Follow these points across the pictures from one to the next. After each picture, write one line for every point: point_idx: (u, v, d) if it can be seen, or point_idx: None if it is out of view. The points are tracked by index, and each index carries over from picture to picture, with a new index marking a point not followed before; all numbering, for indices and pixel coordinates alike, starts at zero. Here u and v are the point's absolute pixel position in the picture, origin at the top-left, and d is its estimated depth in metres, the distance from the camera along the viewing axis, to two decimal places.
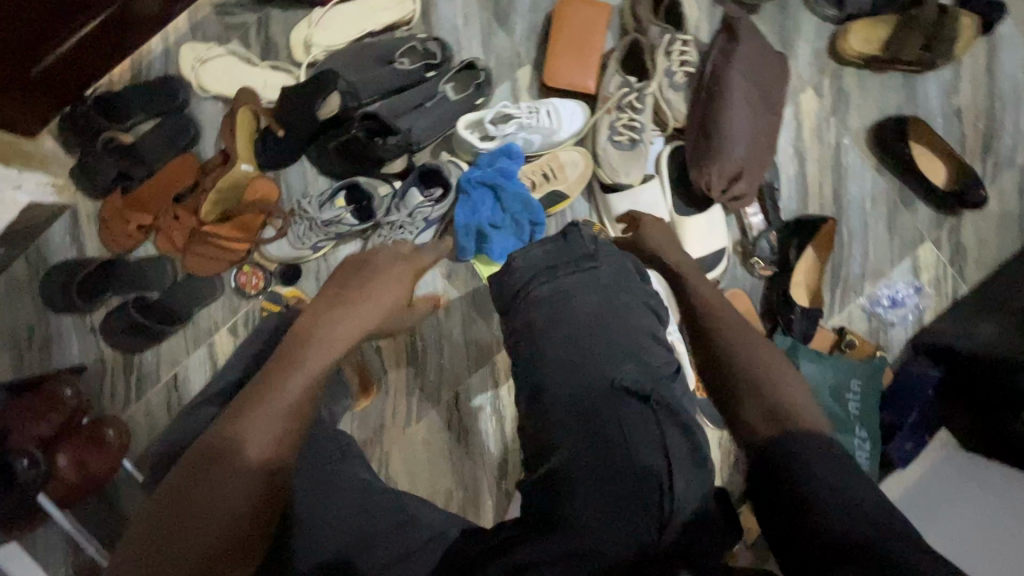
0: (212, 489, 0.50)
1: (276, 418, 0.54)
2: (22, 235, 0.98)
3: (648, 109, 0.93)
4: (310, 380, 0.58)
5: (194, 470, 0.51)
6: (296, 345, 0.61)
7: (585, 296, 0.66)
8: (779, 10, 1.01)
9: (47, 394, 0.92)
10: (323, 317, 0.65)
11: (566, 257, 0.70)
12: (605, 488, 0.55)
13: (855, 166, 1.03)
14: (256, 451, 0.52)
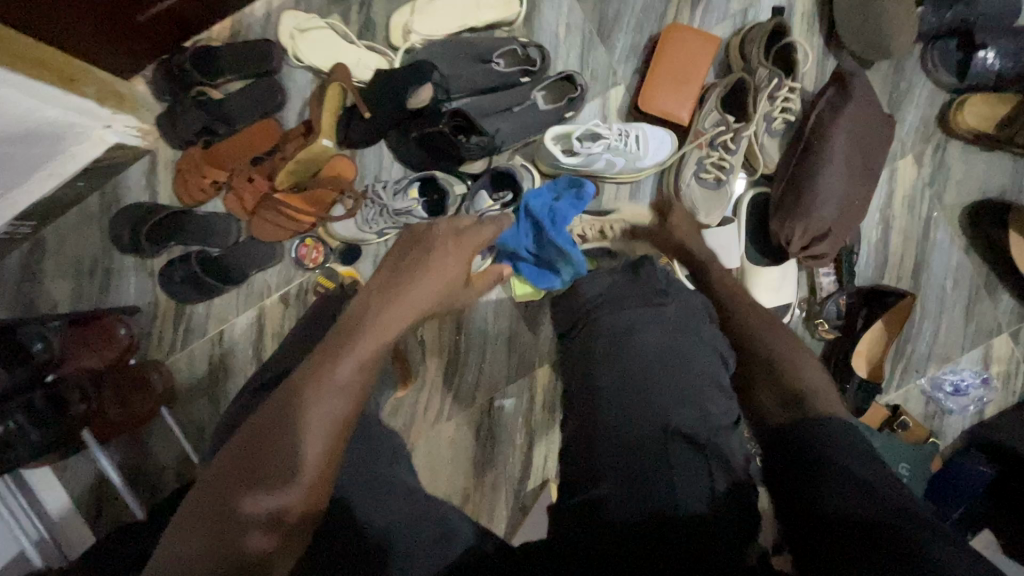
0: (266, 462, 0.49)
1: (307, 443, 0.50)
2: (103, 171, 1.00)
3: (741, 151, 0.90)
4: (346, 399, 0.51)
5: (286, 399, 0.52)
6: (334, 341, 0.55)
7: (647, 332, 0.64)
8: (893, 70, 0.96)
9: (104, 327, 0.94)
10: (372, 310, 0.57)
11: (634, 291, 0.68)
12: (648, 526, 0.52)
13: (942, 244, 0.99)
14: (284, 480, 0.48)
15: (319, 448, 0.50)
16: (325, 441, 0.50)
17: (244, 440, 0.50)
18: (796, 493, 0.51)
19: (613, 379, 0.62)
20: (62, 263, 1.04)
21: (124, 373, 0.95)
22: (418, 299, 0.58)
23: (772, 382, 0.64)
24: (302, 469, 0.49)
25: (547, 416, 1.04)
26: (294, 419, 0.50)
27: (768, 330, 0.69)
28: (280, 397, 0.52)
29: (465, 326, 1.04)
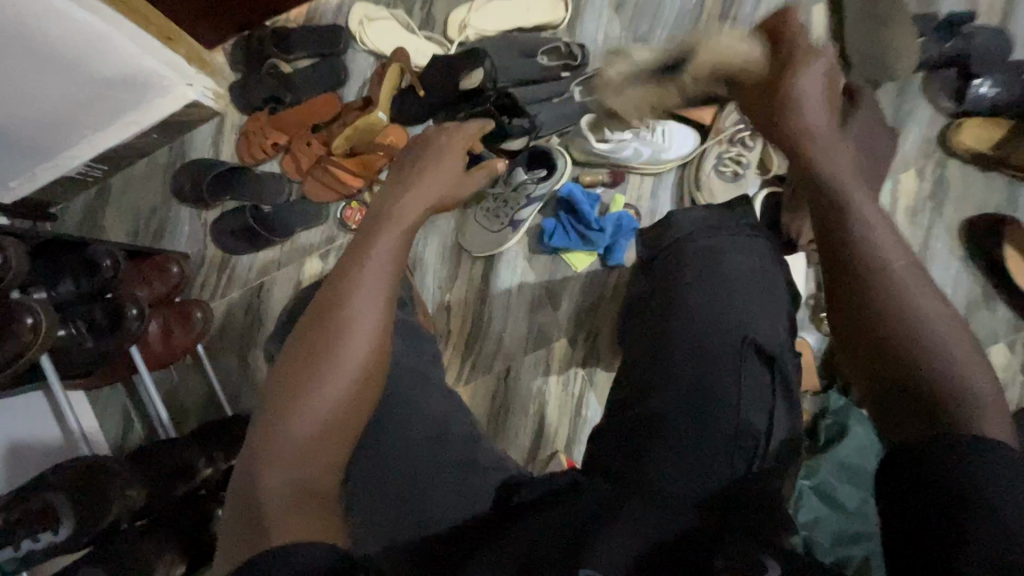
0: (312, 371, 0.51)
1: (354, 339, 0.53)
2: (176, 127, 1.10)
3: (758, 149, 1.02)
4: (382, 303, 0.55)
5: (324, 316, 0.54)
6: (362, 242, 0.60)
7: (735, 256, 0.73)
8: (896, 94, 1.07)
9: (158, 262, 1.00)
10: (393, 198, 0.64)
11: (728, 222, 0.76)
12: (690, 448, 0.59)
13: (941, 253, 1.06)
14: (338, 379, 0.51)
15: (368, 347, 0.53)
16: (365, 346, 0.53)
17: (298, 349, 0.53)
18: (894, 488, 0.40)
19: (702, 293, 0.71)
20: (123, 207, 1.12)
21: (170, 307, 1.01)
22: (432, 187, 0.65)
23: (891, 345, 0.47)
24: (353, 366, 0.52)
25: (562, 389, 1.08)
26: (337, 331, 0.53)
27: (891, 269, 0.50)
28: (326, 299, 0.55)
29: (490, 296, 1.10)
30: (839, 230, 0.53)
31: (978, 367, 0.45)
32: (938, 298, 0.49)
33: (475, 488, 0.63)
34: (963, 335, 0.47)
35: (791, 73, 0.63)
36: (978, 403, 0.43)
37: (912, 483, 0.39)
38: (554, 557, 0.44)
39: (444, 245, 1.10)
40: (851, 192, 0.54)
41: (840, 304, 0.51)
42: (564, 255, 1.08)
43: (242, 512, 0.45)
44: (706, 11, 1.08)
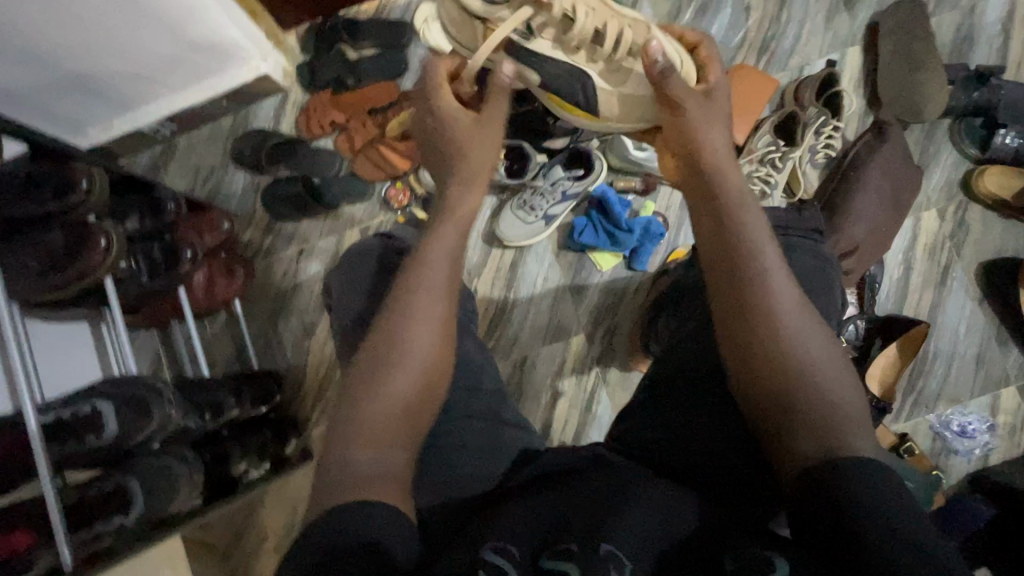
0: (397, 342, 0.55)
1: (422, 337, 0.56)
2: (244, 98, 1.18)
3: (786, 171, 1.06)
4: (449, 275, 0.59)
5: (403, 293, 0.58)
6: (425, 242, 0.61)
7: (807, 254, 0.72)
8: (923, 136, 1.12)
9: (210, 218, 1.03)
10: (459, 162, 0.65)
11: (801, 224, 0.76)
12: (714, 435, 0.59)
13: (958, 291, 1.09)
14: (413, 350, 0.55)
15: (434, 343, 0.56)
16: (440, 315, 0.57)
17: (381, 326, 0.57)
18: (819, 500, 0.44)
19: None
20: (184, 165, 1.20)
21: (218, 259, 1.07)
22: (477, 165, 0.65)
23: (748, 369, 0.54)
24: (422, 361, 0.55)
25: (576, 383, 1.11)
26: (414, 303, 0.57)
27: (782, 306, 0.54)
28: (395, 298, 0.58)
29: (515, 286, 1.14)
30: (741, 273, 0.56)
31: (850, 389, 0.52)
32: (818, 328, 0.54)
33: (500, 463, 0.61)
34: (837, 362, 0.53)
35: (701, 131, 0.65)
36: (845, 423, 0.49)
37: (812, 497, 0.45)
38: (574, 523, 0.45)
39: (478, 233, 1.15)
40: (753, 236, 0.58)
41: (732, 341, 0.56)
42: (591, 254, 1.13)
43: (331, 484, 0.48)
44: (748, 41, 1.15)
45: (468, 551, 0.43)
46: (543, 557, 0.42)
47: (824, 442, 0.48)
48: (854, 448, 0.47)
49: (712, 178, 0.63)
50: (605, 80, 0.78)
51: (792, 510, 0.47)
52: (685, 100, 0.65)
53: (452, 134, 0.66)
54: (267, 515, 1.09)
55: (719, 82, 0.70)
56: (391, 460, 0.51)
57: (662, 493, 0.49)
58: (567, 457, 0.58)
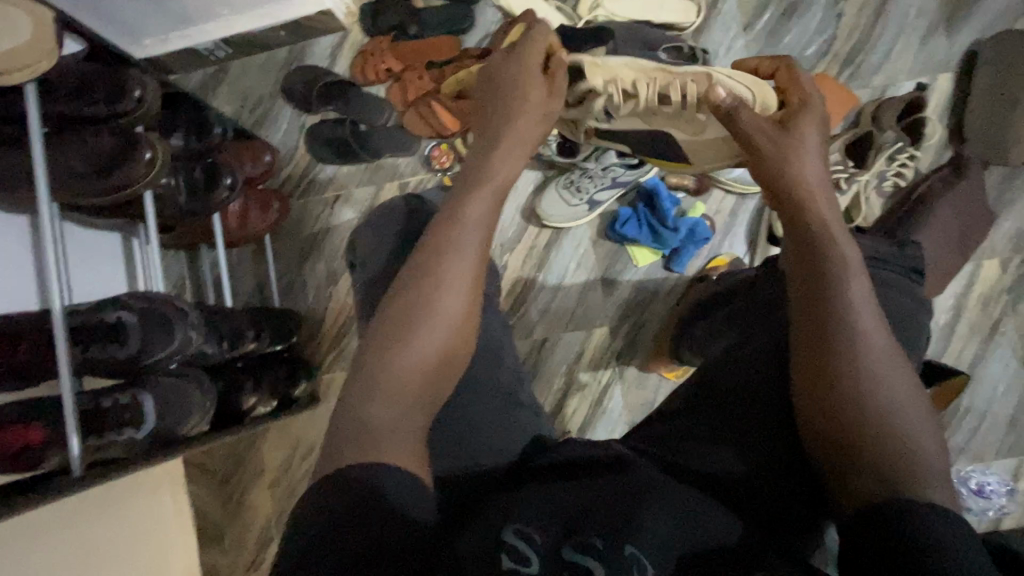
0: (427, 295, 0.51)
1: (451, 299, 0.51)
2: (302, 31, 1.15)
3: (849, 194, 1.03)
4: (484, 235, 0.55)
5: (440, 242, 0.53)
6: (458, 200, 0.56)
7: (897, 291, 0.68)
8: (1001, 180, 1.05)
9: (254, 147, 1.03)
10: (504, 123, 0.60)
11: (897, 259, 0.72)
12: (760, 454, 0.56)
13: (1004, 347, 1.04)
14: (450, 308, 0.51)
15: (460, 305, 0.52)
16: (469, 272, 0.53)
17: (411, 273, 0.52)
18: (881, 546, 0.42)
19: None
20: (234, 91, 1.18)
21: (255, 191, 1.06)
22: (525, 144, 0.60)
23: (827, 399, 0.51)
24: (448, 322, 0.51)
25: (591, 373, 1.09)
26: (450, 255, 0.53)
27: (864, 346, 0.51)
28: (424, 252, 0.53)
29: (547, 266, 1.11)
30: (823, 307, 0.53)
31: (932, 437, 0.48)
32: (904, 369, 0.51)
33: (510, 444, 0.58)
34: (921, 408, 0.49)
35: (791, 157, 0.58)
36: (923, 474, 0.46)
37: (871, 539, 0.43)
38: (600, 515, 0.43)
39: (518, 207, 1.12)
40: (842, 267, 0.54)
41: (808, 376, 0.53)
42: (629, 248, 1.10)
43: (343, 441, 0.46)
44: (833, 50, 1.08)
45: (489, 529, 0.42)
46: (566, 546, 0.41)
47: (893, 489, 0.45)
48: (931, 497, 0.44)
49: (801, 205, 0.58)
50: (685, 134, 0.72)
51: (850, 548, 0.45)
52: (760, 137, 0.59)
53: (508, 99, 0.60)
54: (266, 452, 1.10)
55: (806, 102, 0.62)
56: (410, 422, 0.48)
57: (690, 504, 0.47)
58: (591, 450, 0.54)
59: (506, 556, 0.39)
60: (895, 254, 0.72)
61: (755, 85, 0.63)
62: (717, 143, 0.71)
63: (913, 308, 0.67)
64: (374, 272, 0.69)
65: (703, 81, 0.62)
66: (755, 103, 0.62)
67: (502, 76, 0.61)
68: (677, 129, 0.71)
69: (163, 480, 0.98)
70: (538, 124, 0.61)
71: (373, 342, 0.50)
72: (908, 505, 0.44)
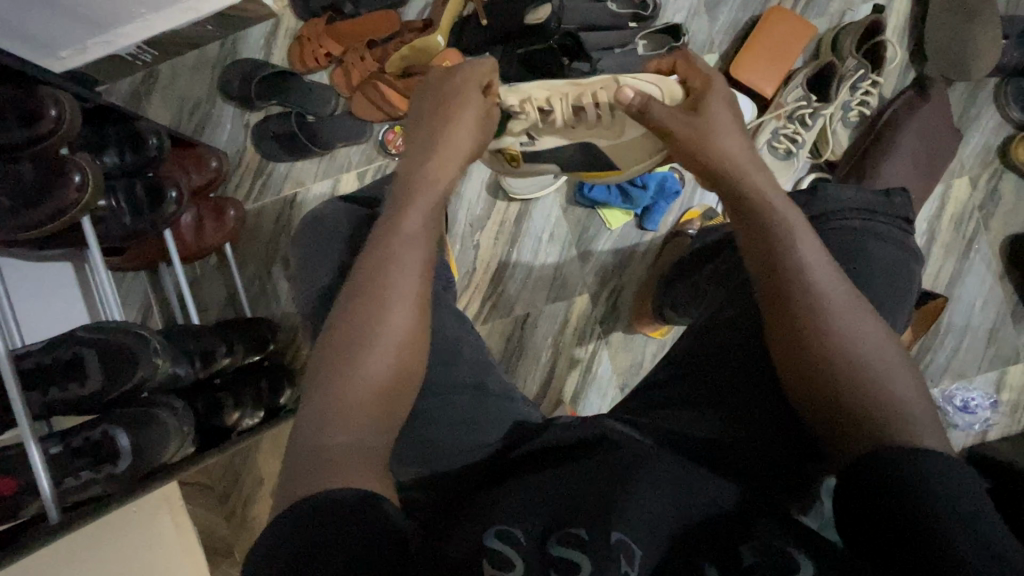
0: (369, 306, 0.50)
1: (396, 314, 0.50)
2: (230, 23, 1.08)
3: (814, 130, 1.00)
4: (420, 233, 0.54)
5: (379, 254, 0.52)
6: (394, 213, 0.55)
7: (881, 241, 0.65)
8: (965, 96, 1.04)
9: (197, 155, 0.97)
10: (441, 121, 0.60)
11: (884, 209, 0.68)
12: (743, 416, 0.56)
13: (979, 264, 1.04)
14: (393, 312, 0.50)
15: (403, 320, 0.50)
16: (412, 272, 0.52)
17: (353, 290, 0.51)
18: (874, 498, 0.42)
19: None
20: (169, 96, 1.11)
21: (207, 201, 1.02)
22: (464, 136, 0.59)
23: (801, 359, 0.50)
24: (396, 337, 0.49)
25: (574, 340, 1.09)
26: (391, 262, 0.52)
27: (828, 301, 0.50)
28: (362, 275, 0.52)
29: (520, 240, 1.09)
30: (782, 272, 0.52)
31: (913, 381, 0.48)
32: (872, 318, 0.50)
33: (489, 437, 0.56)
34: (898, 353, 0.49)
35: (709, 134, 0.60)
36: (913, 421, 0.45)
37: (865, 494, 0.42)
38: (587, 504, 0.42)
39: (483, 183, 1.08)
40: (791, 229, 0.54)
41: (784, 342, 0.52)
42: (601, 211, 1.08)
43: (300, 468, 0.43)
44: None
45: (470, 537, 0.41)
46: (552, 541, 0.39)
47: (888, 441, 0.44)
48: (925, 442, 0.44)
49: (740, 175, 0.58)
50: (605, 138, 0.73)
51: (847, 500, 0.44)
52: (676, 125, 0.61)
53: (449, 99, 0.61)
54: (263, 462, 1.09)
55: (710, 82, 0.64)
56: (367, 443, 0.46)
57: (674, 476, 0.46)
58: (573, 431, 0.54)
59: (489, 561, 0.38)
60: (879, 203, 0.68)
61: (659, 83, 0.67)
62: (639, 141, 0.71)
63: (901, 258, 0.64)
64: (335, 274, 0.66)
65: (611, 86, 0.67)
66: (663, 96, 0.66)
67: (448, 89, 0.62)
68: (596, 134, 0.72)
69: (160, 504, 0.96)
70: (472, 113, 0.61)
71: (323, 363, 0.48)
72: (894, 452, 0.43)
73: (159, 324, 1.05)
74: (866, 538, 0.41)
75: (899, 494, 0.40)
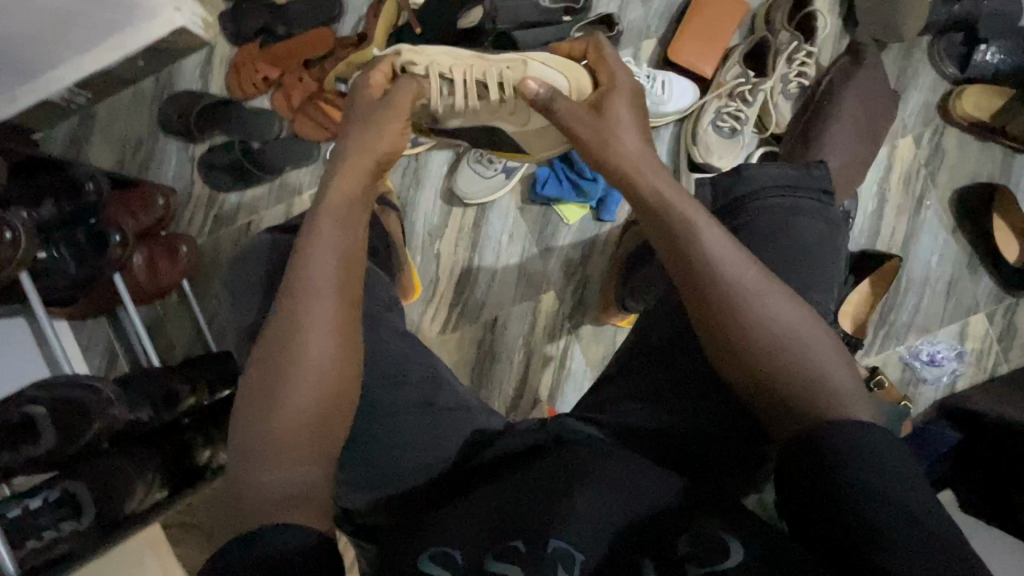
0: (293, 339, 0.49)
1: (315, 344, 0.49)
2: (164, 56, 1.06)
3: (756, 105, 1.01)
4: (339, 255, 0.53)
5: (294, 286, 0.51)
6: (304, 236, 0.54)
7: (808, 216, 0.66)
8: (901, 56, 1.06)
9: (142, 194, 0.96)
10: (357, 135, 0.59)
11: (812, 182, 0.69)
12: (688, 405, 0.57)
13: (931, 221, 1.06)
14: (316, 342, 0.49)
15: (330, 347, 0.50)
16: (335, 296, 0.51)
17: (277, 324, 0.50)
18: (806, 477, 0.43)
19: (750, 240, 0.64)
20: (109, 136, 1.09)
21: (157, 240, 1.00)
22: (376, 149, 0.59)
23: (728, 350, 0.50)
24: (322, 368, 0.49)
25: (545, 337, 1.09)
26: (302, 288, 0.51)
27: (746, 288, 0.51)
28: (282, 308, 0.51)
29: (480, 244, 1.09)
30: (696, 269, 0.52)
31: (833, 355, 0.49)
32: (790, 298, 0.51)
33: (441, 450, 0.57)
34: (818, 331, 0.50)
35: (611, 137, 0.60)
36: (838, 396, 0.46)
37: (796, 476, 0.44)
38: (527, 514, 0.43)
39: (437, 191, 1.08)
40: (696, 223, 0.53)
41: (709, 335, 0.52)
42: (556, 207, 1.08)
43: (242, 514, 0.43)
44: None
45: (406, 557, 0.41)
46: (490, 557, 0.39)
47: (816, 422, 0.45)
48: (852, 416, 0.45)
49: (653, 169, 0.58)
50: (512, 126, 0.74)
51: (781, 478, 0.45)
52: (577, 125, 0.61)
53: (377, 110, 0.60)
54: None
55: (614, 78, 0.65)
56: (309, 481, 0.46)
57: (619, 476, 0.46)
58: (524, 439, 0.53)
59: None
60: (807, 176, 0.69)
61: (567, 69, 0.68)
62: (543, 132, 0.75)
63: (829, 231, 0.66)
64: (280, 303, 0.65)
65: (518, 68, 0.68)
66: (569, 89, 0.67)
67: (368, 102, 0.60)
68: (504, 120, 0.73)
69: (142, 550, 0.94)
70: (389, 121, 0.60)
71: (253, 406, 0.48)
72: (823, 432, 0.44)
73: (125, 369, 1.04)
74: (801, 515, 0.43)
75: (826, 472, 0.42)
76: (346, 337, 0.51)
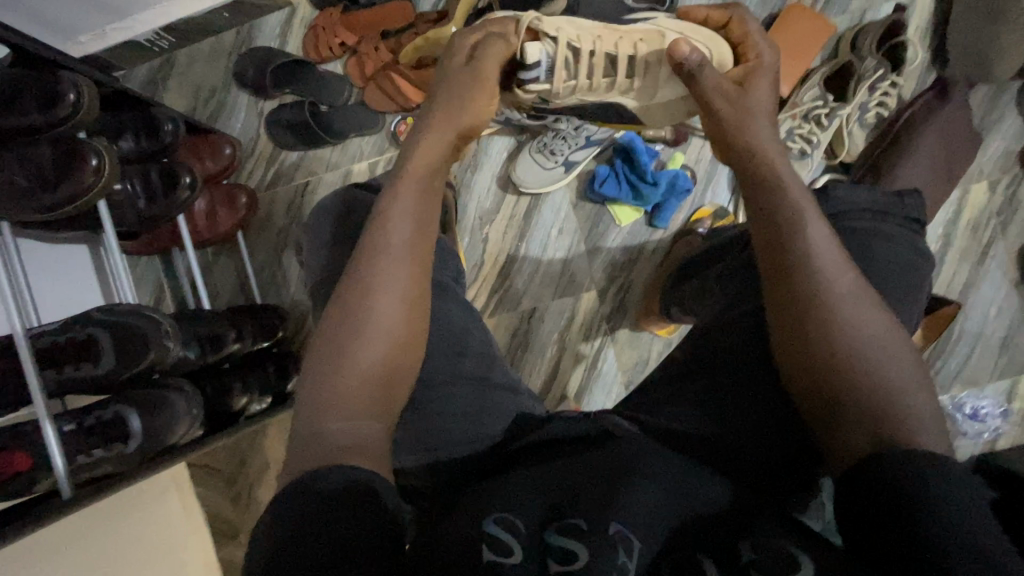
0: (372, 291, 0.51)
1: (389, 299, 0.51)
2: (248, 11, 1.08)
3: (830, 130, 1.00)
4: (420, 218, 0.55)
5: (375, 243, 0.53)
6: (389, 198, 0.56)
7: (890, 244, 0.64)
8: (987, 99, 1.02)
9: (211, 141, 0.99)
10: (454, 105, 0.61)
11: (896, 211, 0.67)
12: (742, 417, 0.56)
13: (994, 272, 1.03)
14: (391, 296, 0.51)
15: (403, 304, 0.52)
16: (414, 256, 0.54)
17: (354, 276, 0.52)
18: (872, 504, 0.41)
19: None
20: (184, 83, 1.12)
21: (219, 188, 1.02)
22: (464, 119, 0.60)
23: (801, 354, 0.51)
24: (393, 321, 0.51)
25: (580, 335, 1.08)
26: (387, 245, 0.53)
27: (828, 297, 0.51)
28: (362, 262, 0.53)
29: (529, 234, 1.09)
30: (781, 268, 0.54)
31: (910, 376, 0.48)
32: (873, 314, 0.51)
33: (488, 426, 0.57)
34: (898, 350, 0.49)
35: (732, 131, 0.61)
36: (913, 418, 0.45)
37: (859, 498, 0.42)
38: (582, 496, 0.43)
39: (493, 175, 1.08)
40: (796, 221, 0.54)
41: (784, 338, 0.53)
42: (611, 206, 1.08)
43: (302, 455, 0.45)
44: None
45: (468, 522, 0.41)
46: (551, 531, 0.40)
47: (880, 440, 0.45)
48: (922, 444, 0.44)
49: None
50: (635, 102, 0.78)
51: (844, 501, 0.44)
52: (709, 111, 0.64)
53: (475, 83, 0.62)
54: (269, 446, 1.10)
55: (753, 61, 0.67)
56: (368, 431, 0.47)
57: (672, 479, 0.46)
58: (575, 427, 0.54)
59: (487, 546, 0.38)
60: (889, 204, 0.68)
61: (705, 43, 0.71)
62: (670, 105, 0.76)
63: (910, 262, 0.64)
64: (342, 262, 0.66)
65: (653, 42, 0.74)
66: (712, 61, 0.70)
67: (462, 75, 0.62)
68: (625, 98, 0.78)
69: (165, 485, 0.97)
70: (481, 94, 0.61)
71: (327, 351, 0.50)
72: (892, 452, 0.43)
73: (171, 309, 1.07)
74: (865, 540, 0.41)
75: (895, 498, 0.40)
76: (418, 295, 0.53)
